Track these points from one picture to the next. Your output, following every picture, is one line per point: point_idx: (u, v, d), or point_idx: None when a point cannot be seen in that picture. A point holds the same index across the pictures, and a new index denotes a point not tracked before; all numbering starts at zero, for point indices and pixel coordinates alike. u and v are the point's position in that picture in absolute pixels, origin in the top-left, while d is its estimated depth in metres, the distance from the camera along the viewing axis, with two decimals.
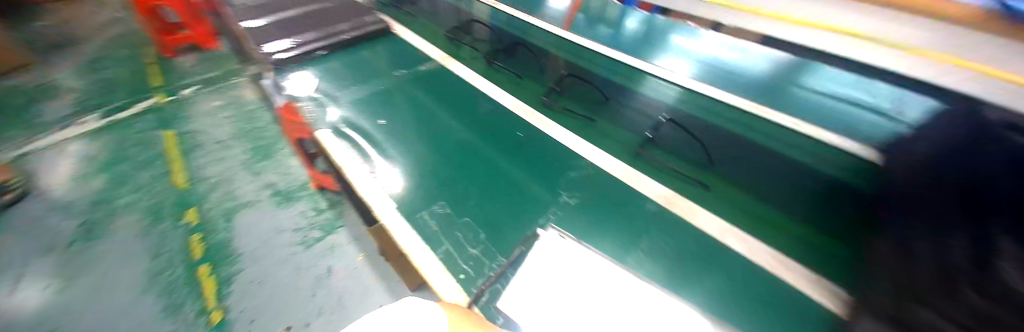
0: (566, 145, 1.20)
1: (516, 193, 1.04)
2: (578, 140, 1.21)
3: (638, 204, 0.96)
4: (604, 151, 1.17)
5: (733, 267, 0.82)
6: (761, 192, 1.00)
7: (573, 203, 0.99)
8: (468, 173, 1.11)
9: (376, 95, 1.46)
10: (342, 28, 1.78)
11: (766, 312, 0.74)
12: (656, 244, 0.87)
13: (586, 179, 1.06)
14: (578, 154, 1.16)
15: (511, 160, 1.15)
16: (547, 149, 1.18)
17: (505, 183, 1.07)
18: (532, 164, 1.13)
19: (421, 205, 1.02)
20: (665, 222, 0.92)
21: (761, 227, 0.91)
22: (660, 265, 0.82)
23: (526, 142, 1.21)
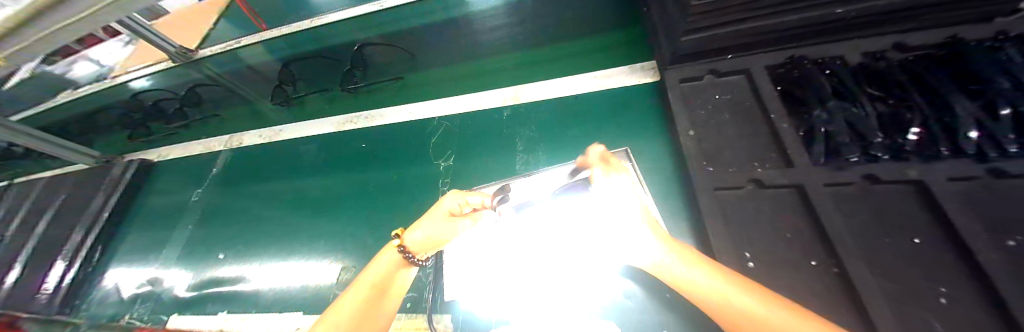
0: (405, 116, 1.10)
1: (399, 191, 0.91)
2: (419, 108, 1.09)
3: (495, 115, 0.94)
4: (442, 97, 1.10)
5: (587, 102, 0.86)
6: (570, 33, 1.03)
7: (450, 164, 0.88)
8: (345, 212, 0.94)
9: (198, 230, 1.15)
10: (89, 204, 1.33)
11: (644, 109, 0.79)
12: (537, 133, 0.84)
13: (444, 132, 0.97)
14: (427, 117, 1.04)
15: (374, 169, 1.01)
16: (397, 135, 1.06)
17: (394, 198, 0.90)
18: (392, 156, 1.01)
19: (312, 295, 0.80)
20: (528, 111, 0.90)
21: (589, 55, 0.98)
22: (541, 152, 0.80)
23: (376, 150, 1.05)
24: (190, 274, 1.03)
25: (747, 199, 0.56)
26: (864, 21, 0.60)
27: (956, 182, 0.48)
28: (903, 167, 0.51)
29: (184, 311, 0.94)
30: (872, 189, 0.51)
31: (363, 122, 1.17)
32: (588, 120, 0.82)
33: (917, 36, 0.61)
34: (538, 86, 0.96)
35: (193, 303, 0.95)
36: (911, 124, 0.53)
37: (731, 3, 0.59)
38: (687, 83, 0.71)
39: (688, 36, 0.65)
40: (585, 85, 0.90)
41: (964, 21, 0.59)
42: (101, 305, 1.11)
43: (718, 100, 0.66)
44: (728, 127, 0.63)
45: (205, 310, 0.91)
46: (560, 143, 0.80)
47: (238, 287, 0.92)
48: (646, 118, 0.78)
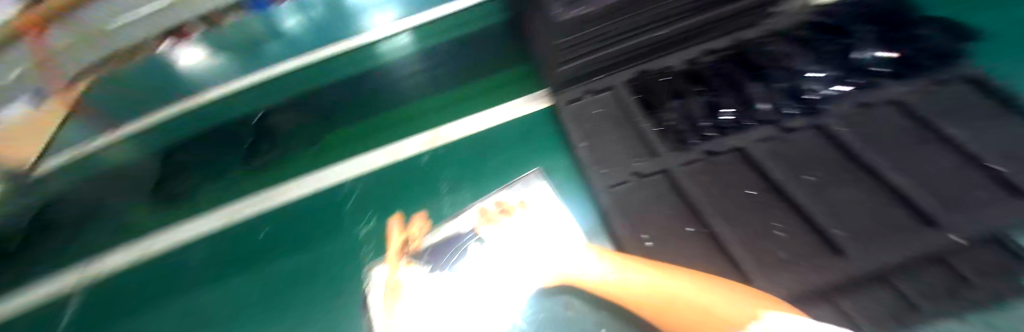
0: (307, 185, 0.98)
1: (317, 274, 0.80)
2: (324, 174, 1.00)
3: (414, 167, 0.94)
4: (350, 153, 1.03)
5: (499, 136, 0.94)
6: (471, 73, 1.11)
7: (372, 225, 0.85)
8: (242, 317, 0.77)
9: None
10: None
11: (547, 133, 0.89)
12: (459, 174, 0.89)
13: (363, 191, 0.93)
14: (340, 178, 0.97)
15: (276, 253, 0.86)
16: (300, 207, 0.93)
17: (312, 278, 0.79)
18: (300, 232, 0.88)
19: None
20: (447, 155, 0.94)
21: (492, 92, 1.06)
22: (466, 190, 0.85)
23: (275, 229, 0.91)
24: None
25: (634, 189, 0.68)
26: (679, 38, 0.80)
27: (759, 143, 0.67)
28: (726, 140, 0.69)
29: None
30: (713, 160, 0.67)
31: (244, 201, 0.98)
32: (502, 152, 0.90)
33: (715, 42, 0.83)
34: (453, 128, 1.00)
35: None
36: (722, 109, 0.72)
37: (587, 37, 0.72)
38: (573, 103, 0.84)
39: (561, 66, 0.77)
40: (495, 120, 0.98)
41: (737, 29, 0.84)
42: None
43: (598, 114, 0.80)
44: (609, 134, 0.76)
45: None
46: (481, 181, 0.86)
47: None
48: (550, 140, 0.88)
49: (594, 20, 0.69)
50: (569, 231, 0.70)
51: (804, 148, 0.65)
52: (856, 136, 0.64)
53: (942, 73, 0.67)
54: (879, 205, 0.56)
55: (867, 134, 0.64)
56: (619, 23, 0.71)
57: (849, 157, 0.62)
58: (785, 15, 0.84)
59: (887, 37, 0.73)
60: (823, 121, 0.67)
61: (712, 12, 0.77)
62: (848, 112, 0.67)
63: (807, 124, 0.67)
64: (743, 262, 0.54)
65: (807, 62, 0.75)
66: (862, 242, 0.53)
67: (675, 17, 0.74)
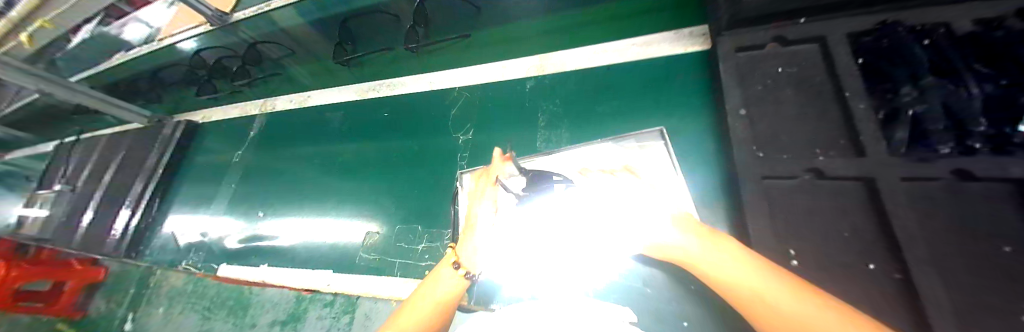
0: (426, 84, 1.05)
1: (422, 161, 0.90)
2: (440, 78, 1.04)
3: (517, 87, 0.88)
4: (463, 63, 1.03)
5: (623, 75, 0.78)
6: None
7: (468, 137, 0.86)
8: (371, 178, 0.96)
9: (240, 188, 1.23)
10: (148, 158, 1.47)
11: (688, 86, 0.70)
12: (565, 106, 0.79)
13: (466, 102, 0.93)
14: (448, 87, 0.99)
15: (398, 137, 1.00)
16: (417, 103, 1.03)
17: (416, 169, 0.89)
18: (416, 124, 0.99)
19: (342, 255, 0.84)
20: (556, 84, 0.83)
21: (627, 20, 0.84)
22: (565, 129, 0.75)
23: (399, 117, 1.05)
24: (238, 224, 1.12)
25: (798, 188, 0.49)
26: None
27: None
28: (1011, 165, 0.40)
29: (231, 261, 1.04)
30: (961, 187, 0.41)
31: (384, 89, 1.15)
32: (622, 94, 0.75)
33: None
34: (570, 55, 0.87)
35: (237, 255, 1.04)
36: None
37: None
38: (744, 52, 0.63)
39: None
40: (622, 57, 0.80)
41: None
42: (163, 248, 1.25)
43: (779, 73, 0.58)
44: (784, 106, 0.55)
45: (246, 261, 1.00)
46: (586, 121, 0.75)
47: (275, 243, 0.99)
48: (690, 96, 0.69)
49: None
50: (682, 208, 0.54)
51: None
52: None
53: None
54: None
55: None
56: None
57: None
58: None
59: None
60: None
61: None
62: None
63: None
64: None
65: None
66: None
67: None
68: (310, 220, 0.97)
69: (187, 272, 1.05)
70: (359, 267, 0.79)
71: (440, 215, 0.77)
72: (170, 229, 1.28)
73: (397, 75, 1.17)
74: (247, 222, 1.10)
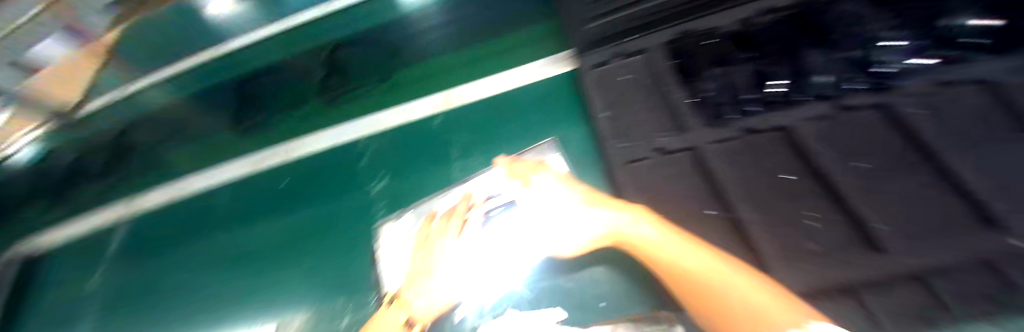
0: (330, 143, 1.02)
1: (341, 225, 0.85)
2: (345, 131, 1.02)
3: (423, 130, 0.92)
4: (367, 115, 1.03)
5: (513, 101, 0.87)
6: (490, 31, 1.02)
7: (384, 184, 0.87)
8: (281, 258, 0.86)
9: (89, 320, 0.94)
10: None
11: (565, 100, 0.82)
12: (470, 137, 0.85)
13: (377, 151, 0.93)
14: (356, 138, 0.99)
15: (307, 206, 0.93)
16: (324, 165, 0.98)
17: (337, 230, 0.84)
18: (326, 188, 0.94)
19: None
20: (459, 119, 0.90)
21: (509, 56, 0.97)
22: (475, 157, 0.81)
23: (305, 184, 0.97)
24: None
25: (657, 165, 0.63)
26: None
27: (807, 123, 0.58)
28: (768, 118, 0.61)
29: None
30: (751, 139, 0.60)
31: (279, 155, 1.06)
32: (516, 118, 0.84)
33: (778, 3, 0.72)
34: (468, 91, 0.94)
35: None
36: (767, 81, 0.64)
37: None
38: (598, 68, 0.77)
39: (592, 24, 0.75)
40: (511, 87, 0.90)
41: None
42: None
43: (627, 81, 0.73)
44: (634, 105, 0.71)
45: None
46: (491, 148, 0.81)
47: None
48: (569, 109, 0.81)
49: None
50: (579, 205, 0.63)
51: (863, 134, 0.56)
52: (936, 124, 0.53)
53: None
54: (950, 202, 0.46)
55: (952, 122, 0.52)
56: None
57: (921, 145, 0.52)
58: None
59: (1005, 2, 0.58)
60: (889, 103, 0.57)
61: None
62: (930, 94, 0.56)
63: (872, 102, 0.58)
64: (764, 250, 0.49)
65: (882, 30, 0.65)
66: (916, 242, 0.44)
67: None
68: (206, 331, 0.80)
69: None
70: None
71: (360, 282, 0.71)
72: None
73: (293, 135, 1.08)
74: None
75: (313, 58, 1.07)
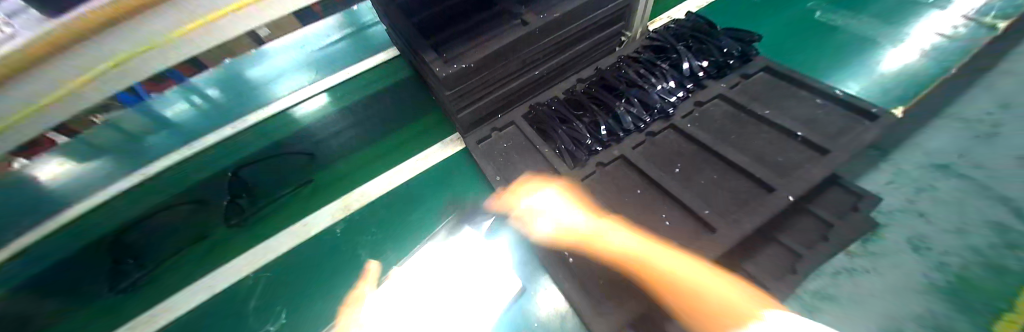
0: (209, 290, 0.85)
1: None
2: (226, 273, 0.86)
3: (328, 239, 0.88)
4: (256, 242, 0.92)
5: (417, 187, 0.94)
6: (382, 132, 1.09)
7: (283, 321, 0.78)
8: None
9: None
10: None
11: (463, 175, 0.93)
12: (383, 232, 0.87)
13: (268, 287, 0.83)
14: (238, 277, 0.85)
15: None
16: (204, 320, 0.81)
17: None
18: None
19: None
20: (366, 217, 0.91)
21: (406, 147, 1.04)
22: (391, 250, 0.83)
23: None
24: None
25: (549, 211, 0.75)
26: (555, 72, 0.94)
27: (635, 149, 0.80)
28: (612, 150, 0.80)
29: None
30: (605, 170, 0.79)
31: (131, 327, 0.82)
32: (422, 202, 0.91)
33: (583, 73, 0.99)
34: (373, 187, 0.96)
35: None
36: (599, 126, 0.83)
37: (476, 88, 0.82)
38: (482, 142, 0.91)
39: (460, 112, 0.86)
40: (414, 174, 0.97)
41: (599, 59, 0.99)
42: None
43: (506, 147, 0.89)
44: (518, 165, 0.85)
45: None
46: (406, 235, 0.85)
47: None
48: (469, 182, 0.91)
49: (476, 70, 0.78)
50: (495, 277, 0.70)
51: (668, 147, 0.79)
52: (702, 129, 0.80)
53: (752, 67, 0.88)
54: (729, 182, 0.70)
55: (711, 126, 0.80)
56: (498, 70, 0.82)
57: (703, 147, 0.76)
58: (635, 39, 1.02)
59: (704, 48, 0.90)
60: (676, 122, 0.82)
61: (568, 51, 0.92)
62: (693, 111, 0.84)
63: (666, 126, 0.82)
64: (647, 258, 0.63)
65: (664, 78, 0.87)
66: (725, 216, 0.65)
67: (543, 57, 0.88)
68: None
69: None
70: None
71: None
72: None
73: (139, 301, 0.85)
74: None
75: (215, 189, 1.01)
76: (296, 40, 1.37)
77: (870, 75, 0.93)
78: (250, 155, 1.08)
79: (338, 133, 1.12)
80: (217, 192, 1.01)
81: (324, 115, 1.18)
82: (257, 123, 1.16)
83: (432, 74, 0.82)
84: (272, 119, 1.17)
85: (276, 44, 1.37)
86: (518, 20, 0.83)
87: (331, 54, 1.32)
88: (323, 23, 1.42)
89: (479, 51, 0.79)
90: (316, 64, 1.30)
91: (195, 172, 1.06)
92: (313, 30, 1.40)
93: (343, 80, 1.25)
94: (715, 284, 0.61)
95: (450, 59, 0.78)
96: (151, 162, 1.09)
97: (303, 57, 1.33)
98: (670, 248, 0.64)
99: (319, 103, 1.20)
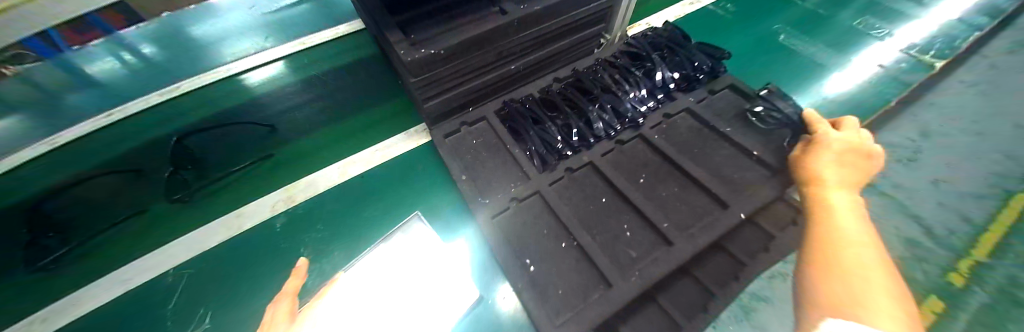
0: (129, 281, 0.76)
1: None
2: (148, 265, 0.77)
3: (273, 230, 0.81)
4: (188, 229, 0.82)
5: (376, 178, 0.88)
6: (343, 113, 1.02)
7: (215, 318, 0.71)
8: None
9: None
10: None
11: (428, 168, 0.89)
12: (336, 225, 0.81)
13: (201, 281, 0.75)
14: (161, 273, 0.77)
15: None
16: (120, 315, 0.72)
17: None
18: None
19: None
20: (318, 208, 0.84)
21: (368, 133, 0.98)
22: (343, 246, 0.78)
23: None
24: None
25: (514, 214, 0.73)
26: (531, 69, 0.91)
27: (604, 156, 0.79)
28: (581, 156, 0.79)
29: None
30: (573, 176, 0.78)
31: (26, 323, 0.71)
32: (381, 194, 0.86)
33: (560, 72, 0.96)
34: (327, 176, 0.90)
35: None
36: (571, 130, 0.81)
37: (445, 77, 0.77)
38: (449, 136, 0.87)
39: (428, 102, 0.80)
40: (374, 163, 0.91)
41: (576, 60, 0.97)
42: None
43: (474, 143, 0.85)
44: (485, 164, 0.81)
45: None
46: (361, 229, 0.80)
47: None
48: (433, 177, 0.87)
49: (446, 58, 0.73)
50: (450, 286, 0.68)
51: (636, 156, 0.79)
52: (668, 141, 0.81)
53: (719, 83, 0.90)
54: (689, 196, 0.72)
55: (676, 139, 0.82)
56: (470, 60, 0.77)
57: (667, 159, 0.78)
58: (612, 43, 1.02)
59: (678, 59, 0.91)
60: (646, 132, 0.82)
61: (546, 48, 0.89)
62: (663, 122, 0.84)
63: (635, 135, 0.82)
64: (606, 269, 0.63)
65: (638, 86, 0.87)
66: (682, 230, 0.67)
67: (518, 53, 0.84)
68: None
69: None
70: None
71: None
72: None
73: (38, 287, 0.73)
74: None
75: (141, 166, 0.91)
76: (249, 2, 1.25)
77: (814, 96, 0.98)
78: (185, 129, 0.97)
79: (290, 111, 1.02)
80: (143, 170, 0.90)
81: (275, 90, 1.06)
82: (195, 93, 1.03)
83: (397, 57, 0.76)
84: (213, 90, 1.04)
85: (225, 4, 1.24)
86: (494, 9, 0.78)
87: (289, 21, 1.21)
88: None
89: (450, 39, 0.73)
90: (271, 29, 1.19)
91: (117, 144, 0.94)
92: None
93: (300, 53, 1.14)
94: (857, 235, 0.45)
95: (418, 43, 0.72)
96: (61, 129, 0.94)
97: (253, 20, 1.20)
98: (840, 189, 0.55)
99: (270, 72, 1.09)
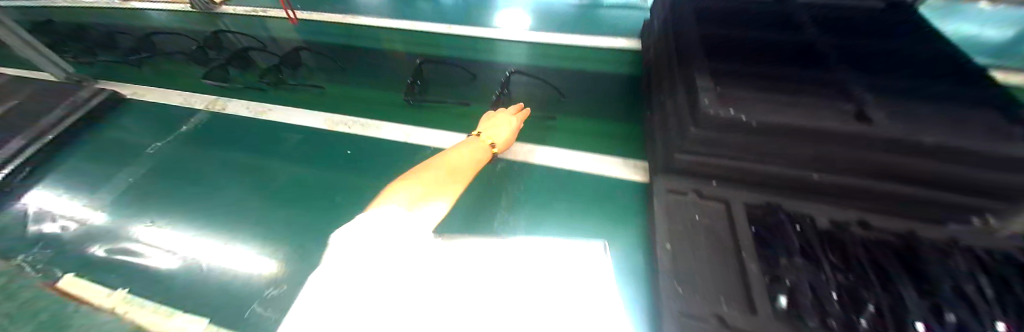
0: (409, 139, 1.09)
1: None
2: (419, 137, 1.09)
3: (490, 166, 0.96)
4: (446, 130, 1.11)
5: (576, 179, 0.90)
6: (581, 111, 1.10)
7: None
8: (315, 207, 0.93)
9: (150, 177, 1.06)
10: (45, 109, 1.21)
11: (630, 203, 0.82)
12: (524, 194, 0.88)
13: None
14: (421, 145, 1.06)
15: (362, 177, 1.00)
16: (388, 156, 1.04)
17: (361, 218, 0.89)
18: (382, 173, 1.00)
19: (193, 281, 0.79)
20: (524, 174, 0.93)
21: (591, 136, 1.02)
22: (521, 216, 0.83)
23: (367, 160, 1.05)
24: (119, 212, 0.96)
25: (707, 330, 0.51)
26: (836, 193, 0.64)
27: None
28: None
29: (65, 270, 0.82)
30: None
31: (356, 129, 1.14)
32: (579, 195, 0.86)
33: (887, 222, 0.63)
34: (542, 153, 0.98)
35: (98, 234, 0.90)
36: (865, 303, 0.51)
37: (725, 141, 0.62)
38: (673, 194, 0.71)
39: (682, 154, 0.68)
40: (581, 164, 0.93)
41: (921, 220, 0.62)
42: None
43: (695, 220, 0.66)
44: (699, 249, 0.62)
45: (62, 273, 0.81)
46: (542, 210, 0.84)
47: (134, 230, 0.90)
48: (632, 217, 0.79)
49: (749, 129, 0.58)
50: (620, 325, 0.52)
51: None
52: None
53: None
54: None
55: None
56: (772, 143, 0.59)
57: None
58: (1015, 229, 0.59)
59: None
60: None
61: (884, 183, 0.60)
62: None
63: None
64: None
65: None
66: None
67: (843, 169, 0.60)
68: (232, 231, 0.88)
69: (48, 262, 0.84)
70: (208, 290, 0.77)
71: None
72: (37, 195, 1.01)
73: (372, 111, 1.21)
74: (108, 208, 0.97)
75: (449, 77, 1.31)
76: (563, 10, 1.61)
77: None
78: (482, 61, 1.33)
79: (545, 88, 1.19)
80: (450, 80, 1.30)
81: (543, 67, 1.28)
82: (498, 46, 1.40)
83: (686, 99, 0.68)
84: (509, 50, 1.37)
85: (550, 4, 1.66)
86: (849, 104, 0.59)
87: (583, 30, 1.46)
88: (592, 10, 1.59)
89: (770, 112, 0.58)
90: (568, 29, 1.47)
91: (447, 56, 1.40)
92: (581, 11, 1.59)
93: (575, 50, 1.33)
94: None
95: (726, 98, 0.61)
96: (431, 36, 1.49)
97: (559, 20, 1.54)
98: None
99: (551, 57, 1.31)
